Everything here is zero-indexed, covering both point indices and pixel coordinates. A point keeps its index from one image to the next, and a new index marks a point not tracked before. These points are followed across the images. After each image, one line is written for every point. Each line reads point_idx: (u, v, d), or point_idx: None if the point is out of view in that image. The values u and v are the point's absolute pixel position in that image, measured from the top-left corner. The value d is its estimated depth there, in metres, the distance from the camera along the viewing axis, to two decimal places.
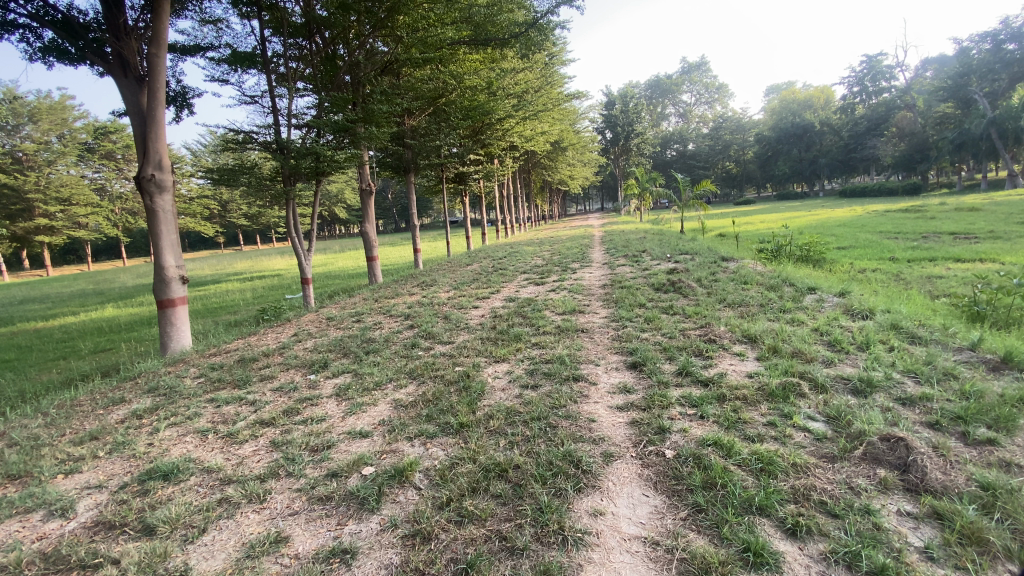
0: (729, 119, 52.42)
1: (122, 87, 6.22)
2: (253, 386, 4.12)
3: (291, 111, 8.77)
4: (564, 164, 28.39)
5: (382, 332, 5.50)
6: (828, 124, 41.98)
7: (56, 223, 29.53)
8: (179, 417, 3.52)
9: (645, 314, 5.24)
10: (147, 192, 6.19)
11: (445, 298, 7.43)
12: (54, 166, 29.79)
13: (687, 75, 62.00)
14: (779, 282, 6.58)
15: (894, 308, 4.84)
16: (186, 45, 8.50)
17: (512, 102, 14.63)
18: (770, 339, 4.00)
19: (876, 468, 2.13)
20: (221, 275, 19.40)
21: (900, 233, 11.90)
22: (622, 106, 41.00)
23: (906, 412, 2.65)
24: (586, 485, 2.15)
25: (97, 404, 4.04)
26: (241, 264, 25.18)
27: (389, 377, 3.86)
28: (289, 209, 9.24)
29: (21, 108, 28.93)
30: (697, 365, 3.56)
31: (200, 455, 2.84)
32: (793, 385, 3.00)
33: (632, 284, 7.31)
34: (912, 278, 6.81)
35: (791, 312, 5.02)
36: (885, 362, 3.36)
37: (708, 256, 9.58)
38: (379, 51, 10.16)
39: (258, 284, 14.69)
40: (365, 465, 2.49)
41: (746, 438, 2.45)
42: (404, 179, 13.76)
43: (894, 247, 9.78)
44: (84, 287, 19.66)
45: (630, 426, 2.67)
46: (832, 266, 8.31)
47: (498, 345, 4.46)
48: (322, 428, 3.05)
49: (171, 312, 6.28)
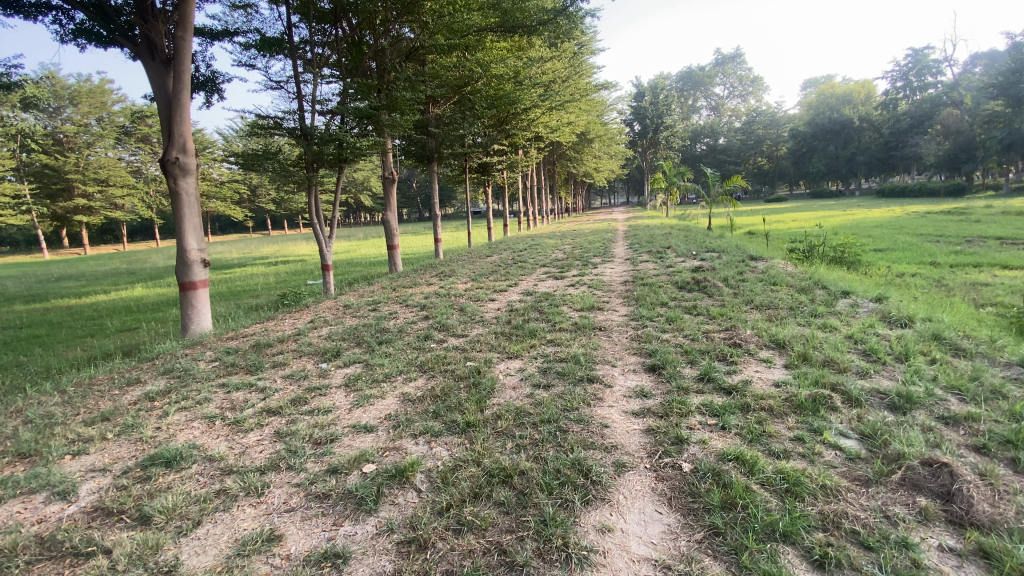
0: (764, 113, 50.88)
1: (149, 70, 6.27)
2: (265, 372, 4.10)
3: (316, 97, 8.76)
4: (590, 156, 28.03)
5: (397, 322, 5.45)
6: (867, 120, 40.11)
7: (94, 203, 30.64)
8: (189, 401, 3.51)
9: (667, 314, 5.05)
10: (171, 175, 6.23)
11: (462, 289, 7.33)
12: (93, 148, 30.85)
13: (721, 67, 60.30)
14: (811, 284, 6.29)
15: (935, 317, 4.54)
16: (215, 30, 8.56)
17: (539, 91, 14.27)
18: (800, 346, 3.78)
19: (916, 496, 1.94)
20: (248, 259, 19.83)
21: (942, 236, 11.30)
22: (651, 98, 40.19)
23: (950, 433, 2.42)
24: (595, 497, 2.02)
25: (113, 384, 4.08)
26: (267, 248, 25.62)
27: (399, 369, 3.78)
28: (311, 195, 9.24)
29: (61, 90, 29.73)
30: (720, 371, 3.37)
31: (205, 442, 2.81)
32: (824, 398, 2.80)
33: (655, 281, 7.10)
34: (955, 284, 6.40)
35: (823, 317, 4.75)
36: (926, 376, 3.11)
37: (736, 254, 9.25)
38: (405, 37, 10.05)
39: (282, 269, 14.88)
40: (366, 462, 2.40)
41: (770, 454, 2.28)
42: (427, 168, 13.66)
43: (935, 251, 9.29)
44: (118, 266, 20.29)
45: (645, 434, 2.52)
46: (868, 269, 7.91)
47: (512, 340, 4.33)
48: (327, 419, 2.98)
49: (192, 295, 6.33)
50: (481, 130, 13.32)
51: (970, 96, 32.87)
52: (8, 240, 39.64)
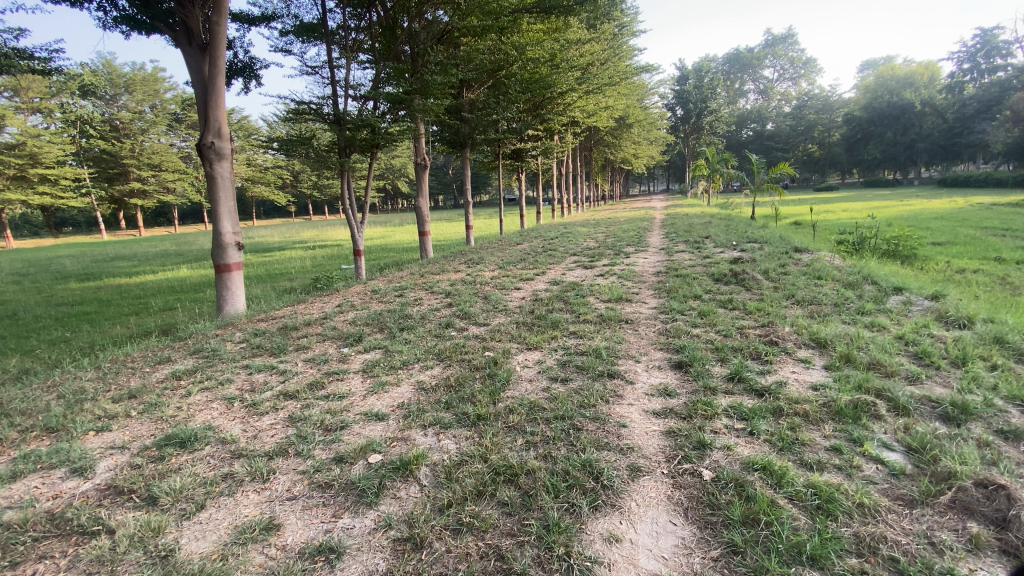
0: (816, 97, 48.27)
1: (186, 56, 6.42)
2: (287, 355, 4.14)
3: (349, 81, 8.77)
4: (628, 141, 27.31)
5: (420, 309, 5.42)
6: (930, 104, 36.98)
7: (148, 186, 32.28)
8: (211, 381, 3.58)
9: (699, 307, 4.81)
10: (207, 159, 6.38)
11: (489, 276, 7.26)
12: (147, 134, 32.40)
13: (771, 48, 57.50)
14: (860, 279, 5.88)
15: (999, 318, 4.12)
16: (253, 15, 8.65)
17: (576, 74, 13.85)
18: (842, 346, 3.51)
19: (967, 521, 1.71)
20: (288, 242, 20.45)
21: (1010, 229, 10.41)
22: (695, 81, 38.80)
23: (1011, 450, 2.14)
24: (605, 503, 1.89)
25: (145, 362, 4.22)
26: (307, 233, 26.35)
27: (417, 357, 3.72)
28: (344, 179, 9.30)
29: (117, 78, 31.25)
30: (752, 371, 3.15)
31: (220, 424, 2.84)
32: (867, 405, 2.56)
33: (689, 272, 6.81)
34: (1023, 282, 5.86)
35: (871, 316, 4.40)
36: (986, 384, 2.79)
37: (779, 245, 8.78)
38: (438, 20, 9.94)
39: (319, 253, 15.19)
40: (372, 452, 2.33)
41: (802, 465, 2.09)
42: (460, 154, 13.51)
43: (1001, 245, 8.55)
44: (168, 248, 21.29)
45: (665, 437, 2.37)
46: (924, 264, 7.37)
47: (533, 331, 4.22)
48: (340, 405, 2.95)
49: (227, 277, 6.50)
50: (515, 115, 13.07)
51: None
52: (73, 221, 42.35)
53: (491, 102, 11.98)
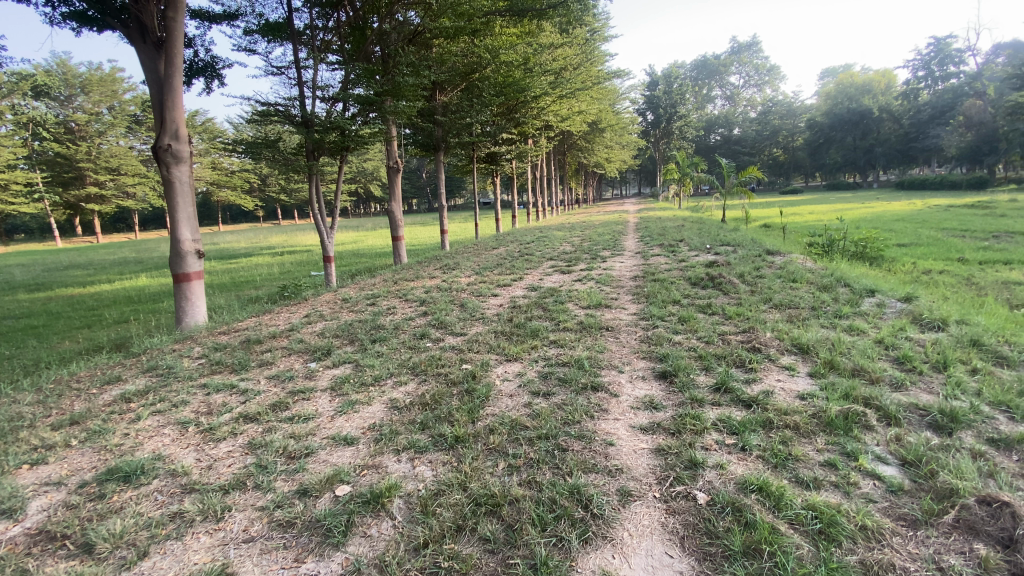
0: (780, 103, 49.81)
1: (140, 53, 6.04)
2: (249, 372, 3.86)
3: (317, 82, 8.48)
4: (601, 146, 27.57)
5: (393, 319, 5.20)
6: (887, 111, 39.00)
7: (106, 191, 30.88)
8: (164, 404, 3.29)
9: (679, 313, 4.74)
10: (163, 162, 6.01)
11: (465, 283, 7.08)
12: (105, 136, 31.00)
13: (737, 55, 59.19)
14: (833, 281, 5.93)
15: (971, 320, 4.17)
16: (215, 12, 8.28)
17: (549, 79, 13.80)
18: (825, 352, 3.46)
19: (973, 542, 1.63)
20: (254, 248, 19.86)
21: (967, 231, 10.79)
22: (664, 87, 39.58)
23: (1006, 461, 2.08)
24: (596, 534, 1.75)
25: (92, 382, 3.88)
26: (276, 238, 25.63)
27: (389, 372, 3.51)
28: (312, 183, 8.96)
29: (73, 78, 29.98)
30: (738, 381, 3.06)
31: (172, 453, 2.58)
32: (857, 415, 2.49)
33: (666, 276, 6.77)
34: (986, 283, 6.01)
35: (848, 319, 4.40)
36: (969, 390, 2.76)
37: (752, 248, 8.87)
38: (409, 21, 9.75)
39: (287, 259, 14.69)
40: (339, 483, 2.13)
41: (799, 483, 1.99)
42: (434, 157, 13.29)
43: (962, 246, 8.83)
44: (127, 255, 20.34)
45: (654, 456, 2.24)
46: (891, 266, 7.54)
47: (512, 340, 4.06)
48: (305, 429, 2.72)
49: (186, 287, 6.14)
50: (489, 118, 12.95)
51: (995, 86, 31.70)
52: (25, 227, 40.20)
53: (465, 106, 11.93)
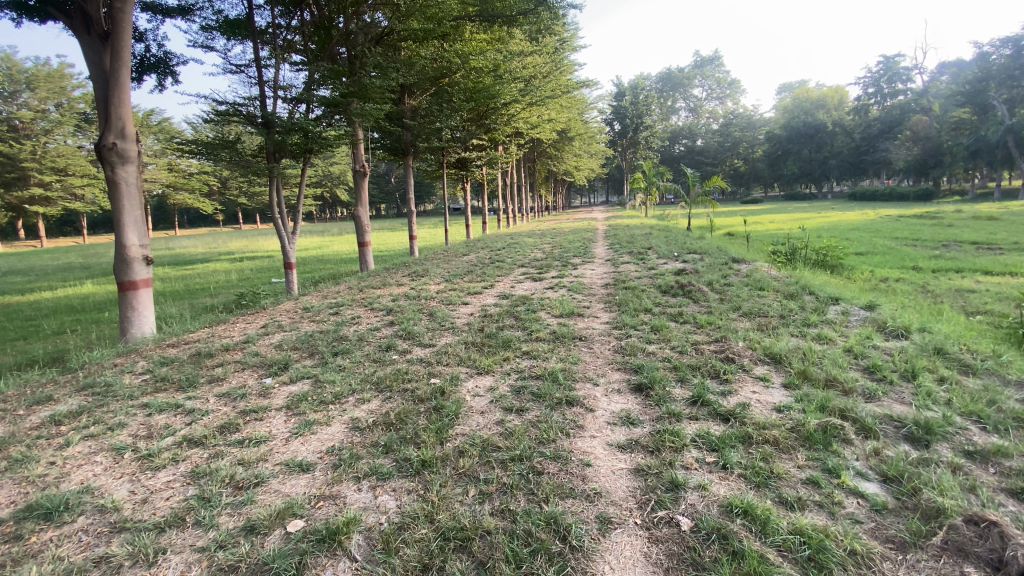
0: (740, 116, 51.57)
1: (84, 46, 5.62)
2: (198, 389, 3.57)
3: (279, 82, 8.16)
4: (570, 154, 27.81)
5: (358, 329, 4.95)
6: (840, 125, 40.95)
7: (52, 193, 29.10)
8: (100, 427, 2.97)
9: (652, 322, 4.69)
10: (108, 162, 5.59)
11: (435, 291, 6.89)
12: (51, 135, 29.28)
13: (700, 69, 61.12)
14: (799, 289, 6.02)
15: (932, 327, 4.26)
16: (169, 6, 7.84)
17: (519, 86, 13.77)
18: (797, 362, 3.45)
19: (963, 565, 1.57)
20: (213, 254, 19.04)
21: (919, 240, 11.28)
22: (632, 97, 40.40)
23: (983, 474, 2.07)
24: (576, 568, 1.61)
25: (18, 402, 3.49)
26: (235, 243, 24.60)
27: (351, 388, 3.29)
28: (273, 186, 8.56)
29: (17, 74, 28.34)
30: (714, 393, 2.98)
31: (104, 485, 2.31)
32: (835, 428, 2.45)
33: (637, 284, 6.76)
34: (941, 291, 6.23)
35: (816, 328, 4.44)
36: (940, 400, 2.78)
37: (719, 256, 9.00)
38: (376, 23, 9.52)
39: (247, 265, 14.08)
40: (291, 518, 1.92)
41: (783, 504, 1.91)
42: (402, 161, 13.00)
43: (915, 255, 9.19)
44: (71, 261, 19.08)
45: (633, 477, 2.12)
46: (851, 274, 7.76)
47: (483, 352, 3.89)
48: (256, 454, 2.49)
49: (132, 296, 5.71)
50: (459, 124, 12.79)
51: (939, 103, 33.69)
52: None
53: (434, 110, 11.79)
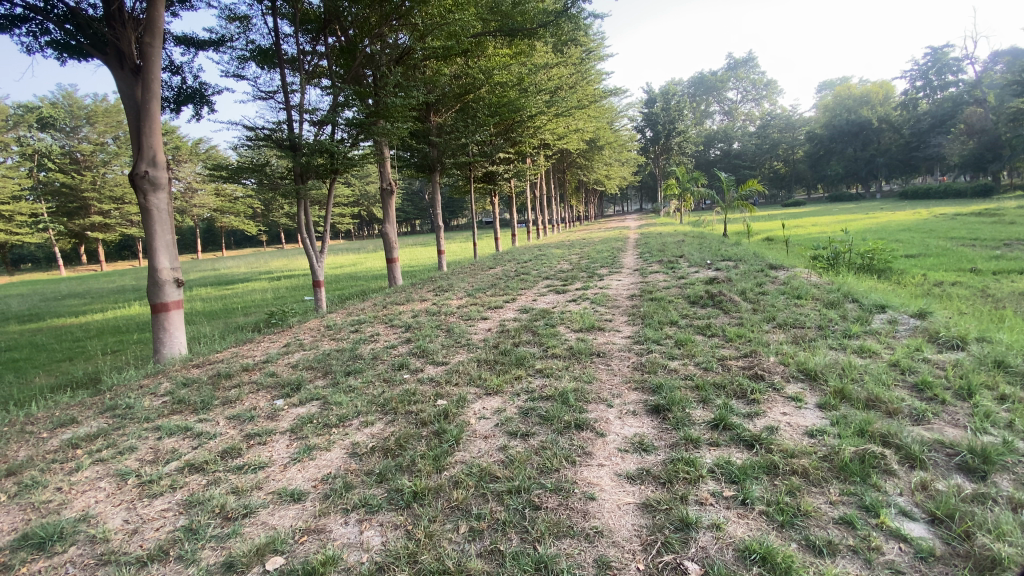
0: (778, 117, 49.90)
1: (117, 80, 5.89)
2: (211, 411, 3.58)
3: (306, 106, 8.40)
4: (600, 163, 27.56)
5: (374, 347, 4.91)
6: (886, 121, 39.02)
7: (110, 220, 31.07)
8: (112, 450, 3.00)
9: (676, 336, 4.43)
10: (141, 190, 5.82)
11: (455, 306, 6.82)
12: (109, 166, 31.10)
13: (734, 71, 59.66)
14: (841, 296, 5.61)
15: (992, 336, 3.83)
16: (203, 38, 8.19)
17: (544, 97, 13.71)
18: (835, 378, 3.14)
19: None
20: (254, 274, 19.73)
21: (976, 239, 10.46)
22: (663, 104, 39.70)
23: None
24: None
25: (44, 425, 3.59)
26: (276, 263, 25.48)
27: (357, 411, 3.20)
28: (301, 207, 8.73)
29: (78, 110, 30.53)
30: (738, 416, 2.73)
31: (100, 512, 2.29)
32: (874, 458, 2.17)
33: (664, 295, 6.48)
34: (1002, 295, 5.67)
35: (858, 339, 4.08)
36: (1000, 423, 2.44)
37: (754, 263, 8.59)
38: (399, 44, 9.66)
39: (283, 284, 14.46)
40: (272, 555, 1.83)
41: (809, 549, 1.67)
42: (429, 178, 13.09)
43: (974, 255, 8.49)
44: (125, 283, 20.21)
45: (640, 514, 1.92)
46: (901, 278, 7.23)
47: (495, 371, 3.76)
48: (251, 481, 2.43)
49: (164, 317, 5.89)
50: (485, 138, 12.82)
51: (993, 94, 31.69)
52: (32, 256, 40.67)
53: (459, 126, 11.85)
